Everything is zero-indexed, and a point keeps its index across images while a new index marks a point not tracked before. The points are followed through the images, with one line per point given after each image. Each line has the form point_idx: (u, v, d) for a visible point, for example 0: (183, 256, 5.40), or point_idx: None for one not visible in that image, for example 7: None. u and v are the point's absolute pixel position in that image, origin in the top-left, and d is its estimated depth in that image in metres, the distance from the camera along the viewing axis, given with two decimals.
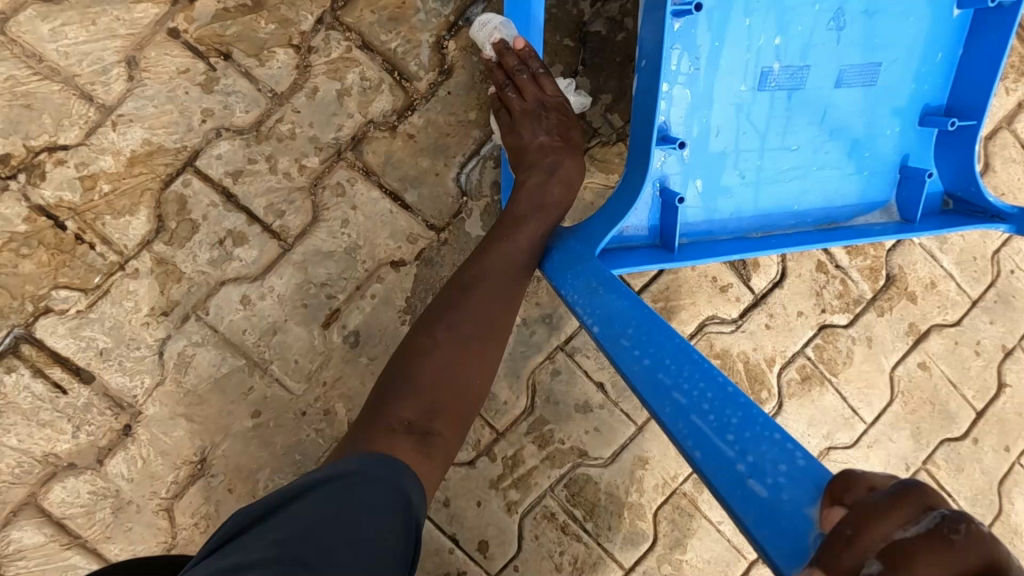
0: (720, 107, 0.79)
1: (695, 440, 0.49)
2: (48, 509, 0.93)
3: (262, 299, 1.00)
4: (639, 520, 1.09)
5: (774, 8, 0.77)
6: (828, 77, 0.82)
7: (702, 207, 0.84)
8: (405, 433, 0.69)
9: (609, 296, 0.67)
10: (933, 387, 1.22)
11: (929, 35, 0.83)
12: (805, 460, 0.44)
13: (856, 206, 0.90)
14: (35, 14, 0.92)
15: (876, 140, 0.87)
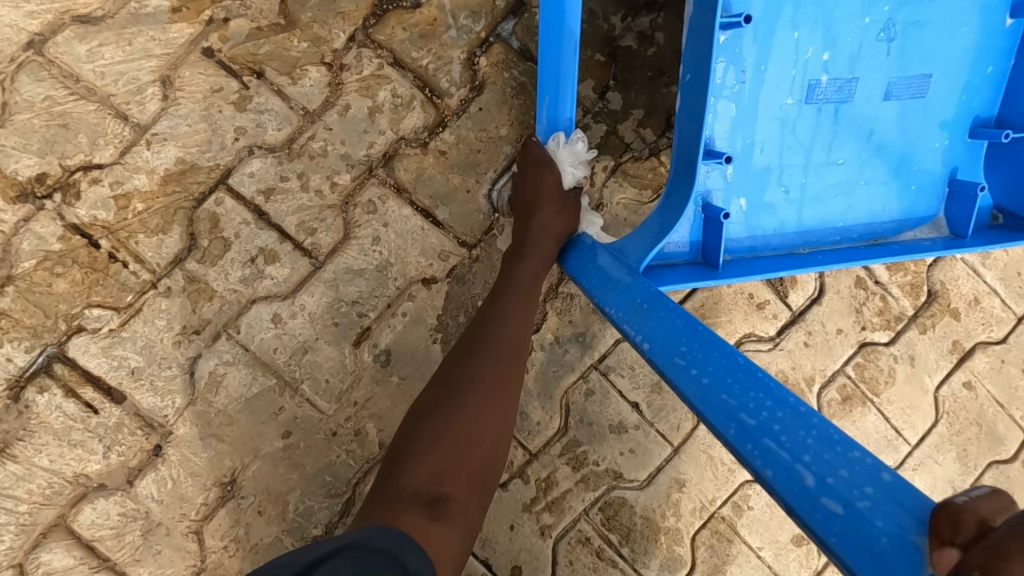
0: (766, 121, 0.77)
1: (766, 460, 0.42)
2: (77, 531, 0.92)
3: (293, 318, 0.98)
4: (676, 546, 1.05)
5: (821, 21, 0.75)
6: (876, 90, 0.79)
7: (744, 224, 0.81)
8: (414, 504, 0.66)
9: (653, 317, 0.63)
10: (979, 407, 1.18)
11: (982, 46, 0.81)
12: (891, 478, 0.38)
13: (903, 221, 0.87)
14: (72, 36, 0.93)
15: (924, 153, 0.84)
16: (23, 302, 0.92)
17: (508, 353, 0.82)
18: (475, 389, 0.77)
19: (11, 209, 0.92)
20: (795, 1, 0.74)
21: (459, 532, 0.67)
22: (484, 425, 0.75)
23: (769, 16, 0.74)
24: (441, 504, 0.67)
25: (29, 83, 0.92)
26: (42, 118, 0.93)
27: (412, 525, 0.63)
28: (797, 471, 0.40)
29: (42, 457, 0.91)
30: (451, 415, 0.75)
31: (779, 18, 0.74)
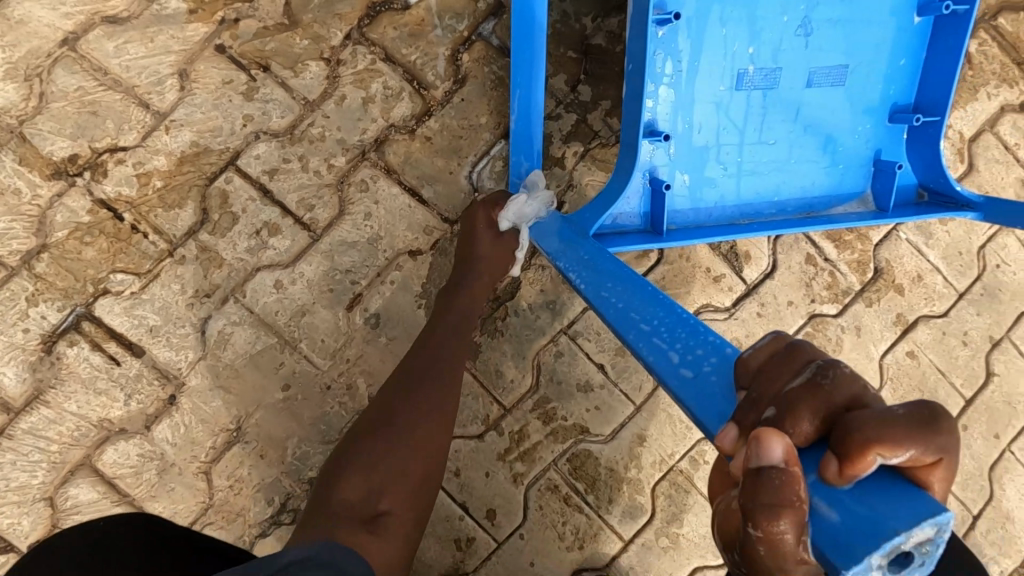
0: (702, 106, 0.89)
1: (649, 348, 0.52)
2: (101, 469, 1.04)
3: (293, 284, 1.11)
4: (637, 495, 1.16)
5: (747, 19, 0.87)
6: (799, 78, 0.91)
7: (687, 196, 0.93)
8: (352, 521, 0.75)
9: (593, 265, 0.74)
10: (921, 374, 1.29)
11: (894, 40, 0.92)
12: (732, 352, 0.47)
13: (834, 196, 0.98)
14: (102, 34, 1.06)
15: (849, 135, 0.96)
16: (56, 267, 1.05)
17: (442, 379, 0.90)
18: (414, 417, 0.85)
19: (47, 185, 1.05)
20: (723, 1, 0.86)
21: (396, 543, 0.77)
22: (423, 445, 0.84)
23: (700, 14, 0.86)
24: (381, 518, 0.77)
25: (64, 75, 1.05)
26: (74, 106, 1.06)
27: (352, 540, 0.72)
28: (666, 354, 0.50)
29: (71, 403, 1.03)
30: (394, 435, 0.83)
31: (709, 15, 0.86)
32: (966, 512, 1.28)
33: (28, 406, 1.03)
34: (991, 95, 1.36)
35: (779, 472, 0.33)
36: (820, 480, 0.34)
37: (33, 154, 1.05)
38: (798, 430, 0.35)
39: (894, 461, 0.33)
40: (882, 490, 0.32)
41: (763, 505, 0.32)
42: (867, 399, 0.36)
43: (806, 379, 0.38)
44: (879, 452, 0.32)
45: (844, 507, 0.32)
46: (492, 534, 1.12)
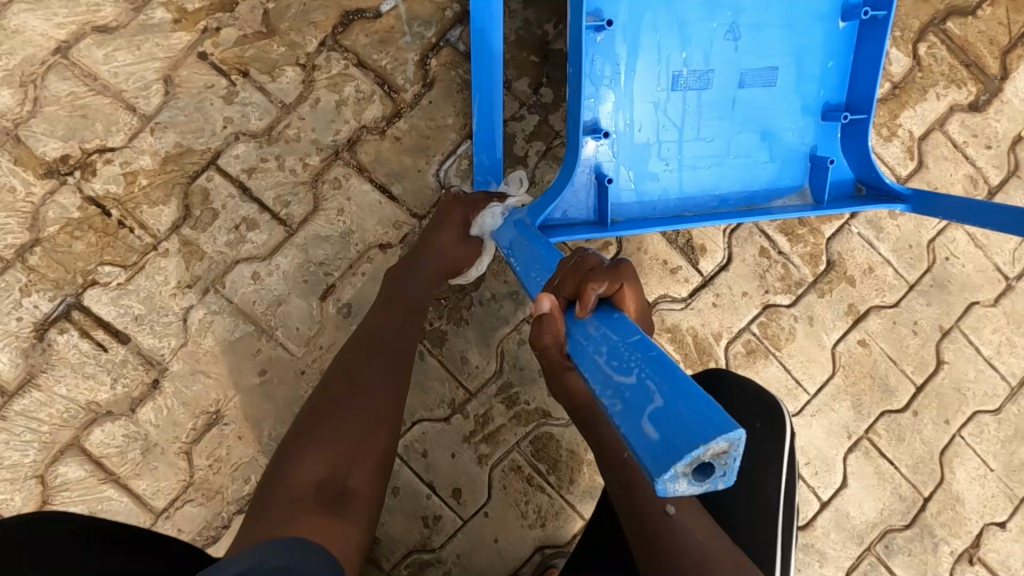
0: (640, 106, 0.96)
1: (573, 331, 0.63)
2: (88, 449, 1.11)
3: (269, 275, 1.18)
4: (597, 475, 1.22)
5: (679, 26, 0.94)
6: (732, 79, 0.97)
7: (632, 190, 0.99)
8: (315, 505, 0.78)
9: (529, 250, 0.86)
10: (873, 362, 1.34)
11: (821, 43, 0.98)
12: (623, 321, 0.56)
13: (773, 190, 1.05)
14: (92, 43, 1.14)
15: (784, 133, 1.02)
16: (47, 260, 1.12)
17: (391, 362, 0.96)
18: (367, 398, 0.90)
19: (40, 184, 1.13)
20: (655, 9, 0.93)
21: (361, 521, 0.81)
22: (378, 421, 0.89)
23: (634, 21, 0.92)
24: (345, 497, 0.81)
25: (56, 82, 1.13)
26: (66, 110, 1.13)
27: (315, 524, 0.75)
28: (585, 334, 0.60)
29: (61, 386, 1.11)
30: (346, 413, 0.88)
31: (642, 23, 0.93)
32: (918, 494, 1.33)
33: (21, 389, 1.10)
34: (940, 95, 1.42)
35: (547, 315, 0.65)
36: (574, 319, 0.63)
37: (27, 155, 1.12)
38: (561, 298, 0.66)
39: (603, 291, 0.63)
40: (690, 402, 0.40)
41: (539, 329, 0.66)
42: (605, 266, 0.65)
43: (567, 270, 0.68)
44: (589, 290, 0.63)
45: (660, 424, 0.39)
46: (458, 512, 1.18)
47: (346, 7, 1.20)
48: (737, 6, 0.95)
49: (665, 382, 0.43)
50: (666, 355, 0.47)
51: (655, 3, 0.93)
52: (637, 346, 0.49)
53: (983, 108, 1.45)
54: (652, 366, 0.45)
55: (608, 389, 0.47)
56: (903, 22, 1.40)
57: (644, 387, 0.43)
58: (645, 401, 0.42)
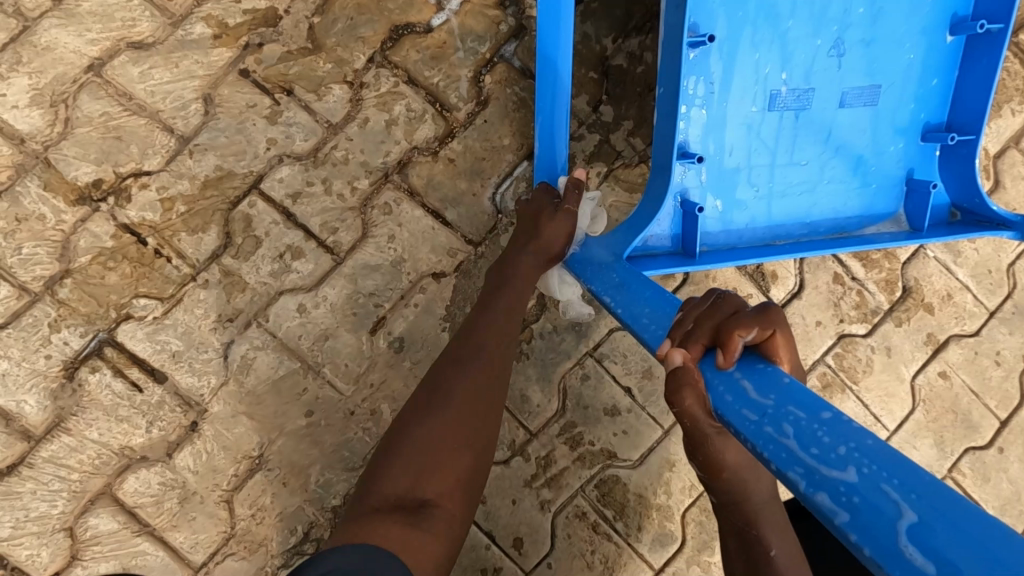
0: (733, 129, 0.90)
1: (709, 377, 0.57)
2: (121, 498, 1.03)
3: (316, 308, 1.10)
4: (667, 522, 1.14)
5: (778, 42, 0.89)
6: (831, 100, 0.92)
7: (719, 218, 0.93)
8: (392, 511, 0.68)
9: (629, 289, 0.76)
10: (954, 396, 1.26)
11: (925, 61, 0.93)
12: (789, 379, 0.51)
13: (865, 216, 0.97)
14: (127, 60, 1.06)
15: (879, 155, 0.95)
16: (79, 293, 1.04)
17: (492, 369, 0.83)
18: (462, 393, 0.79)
19: (71, 211, 1.05)
20: (755, 24, 0.88)
21: (439, 542, 0.68)
22: (474, 420, 0.78)
23: (731, 38, 0.88)
24: (424, 510, 0.69)
25: (89, 101, 1.06)
26: (99, 131, 1.06)
27: (391, 532, 0.65)
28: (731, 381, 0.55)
29: (92, 431, 1.02)
30: (441, 421, 0.76)
31: (741, 39, 0.88)
32: None
33: (49, 434, 1.02)
34: (1015, 111, 1.34)
35: (680, 368, 0.59)
36: (714, 369, 0.57)
37: (57, 179, 1.04)
38: (694, 349, 0.59)
39: (749, 337, 0.57)
40: (956, 522, 0.34)
41: (675, 387, 0.59)
42: (740, 309, 0.60)
43: (698, 310, 0.62)
44: (735, 338, 0.57)
45: (928, 552, 0.34)
46: (520, 563, 1.09)
47: (396, 21, 1.13)
48: (840, 20, 0.90)
49: (907, 489, 0.37)
50: (884, 444, 0.41)
51: (755, 17, 0.88)
52: (834, 428, 0.43)
53: None
54: (875, 462, 0.40)
55: (817, 487, 0.42)
56: None
57: (877, 492, 0.38)
58: (891, 515, 0.37)
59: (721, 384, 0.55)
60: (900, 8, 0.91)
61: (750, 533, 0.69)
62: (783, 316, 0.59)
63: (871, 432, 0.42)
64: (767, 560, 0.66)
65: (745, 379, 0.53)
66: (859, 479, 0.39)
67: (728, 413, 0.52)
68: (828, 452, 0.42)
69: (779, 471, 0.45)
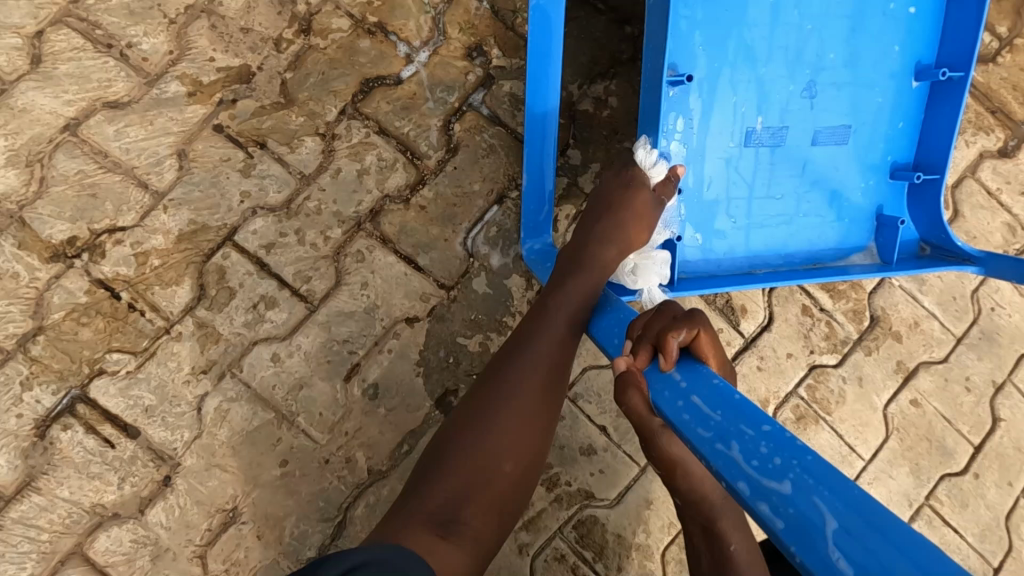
0: (712, 162, 0.98)
1: (669, 392, 0.62)
2: (92, 558, 1.02)
3: (290, 356, 1.11)
4: (647, 561, 1.13)
5: (755, 84, 0.98)
6: (805, 137, 1.00)
7: (698, 247, 1.00)
8: (424, 524, 0.69)
9: (606, 311, 0.81)
10: (927, 423, 1.27)
11: (893, 105, 1.01)
12: (738, 396, 0.57)
13: (837, 248, 1.03)
14: (103, 119, 1.09)
15: (852, 191, 1.02)
16: (52, 349, 1.04)
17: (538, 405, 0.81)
18: (516, 398, 0.80)
19: (45, 268, 1.06)
20: (733, 67, 0.97)
21: (468, 557, 0.70)
22: (522, 432, 0.79)
23: (710, 78, 0.97)
24: (459, 525, 0.71)
25: (65, 160, 1.08)
26: (74, 189, 1.08)
27: (420, 543, 0.66)
28: (686, 396, 0.60)
29: (63, 489, 1.02)
30: (499, 422, 0.78)
31: (719, 79, 0.97)
32: (987, 566, 1.26)
33: (19, 494, 1.01)
34: (969, 143, 1.40)
35: (625, 374, 0.67)
36: (658, 372, 0.66)
37: (32, 238, 1.06)
38: (639, 357, 0.68)
39: (681, 337, 0.66)
40: (873, 529, 0.41)
41: (621, 388, 0.67)
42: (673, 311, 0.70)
43: (645, 318, 0.71)
44: (670, 340, 0.66)
45: (851, 555, 0.40)
46: None
47: (367, 74, 1.17)
48: (814, 63, 0.98)
49: (835, 501, 0.44)
50: (821, 460, 0.48)
51: (734, 61, 0.97)
52: (777, 441, 0.50)
53: (1013, 153, 1.42)
54: (809, 474, 0.46)
55: (760, 496, 0.48)
56: None
57: (809, 502, 0.45)
58: (819, 521, 0.43)
59: (662, 386, 0.63)
60: (869, 54, 0.99)
61: (712, 530, 0.69)
62: (709, 320, 0.69)
63: (809, 449, 0.49)
64: (728, 556, 0.67)
65: (695, 395, 0.59)
66: (794, 492, 0.46)
67: (684, 428, 0.57)
68: (769, 464, 0.49)
69: (725, 479, 0.51)
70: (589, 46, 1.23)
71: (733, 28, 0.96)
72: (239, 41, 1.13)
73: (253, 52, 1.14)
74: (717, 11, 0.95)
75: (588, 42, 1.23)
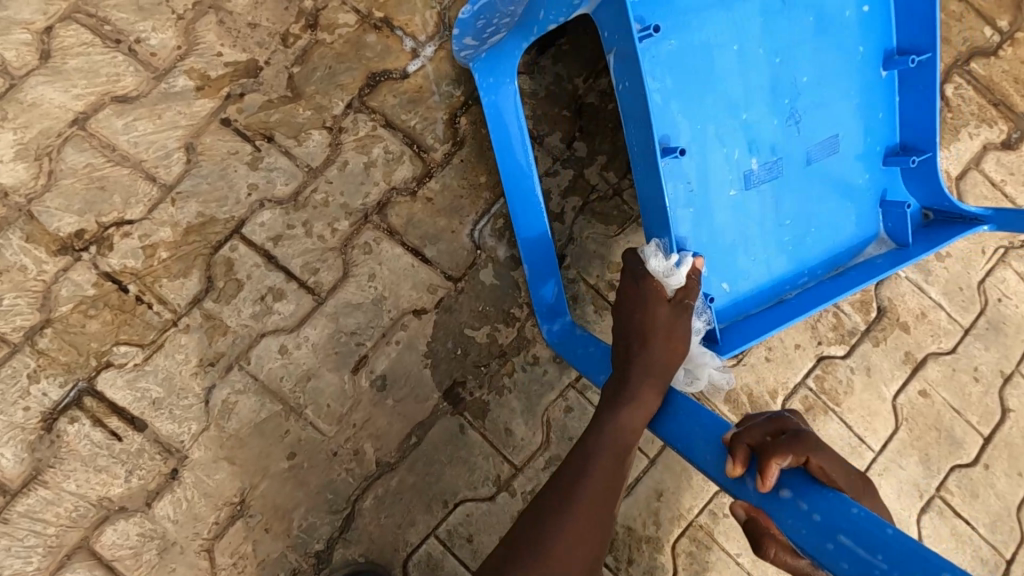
0: (721, 214, 0.97)
1: (806, 529, 0.59)
2: (99, 552, 1.01)
3: (298, 348, 1.10)
4: (658, 554, 1.12)
5: (741, 126, 0.97)
6: (800, 160, 1.00)
7: (726, 294, 0.99)
8: None
9: (679, 417, 0.79)
10: (936, 413, 1.27)
11: (867, 101, 1.02)
12: (891, 530, 0.54)
13: (854, 246, 1.05)
14: (111, 113, 1.09)
15: (854, 188, 1.03)
16: (59, 342, 1.04)
17: (596, 525, 0.77)
18: (575, 517, 0.76)
19: (53, 261, 1.05)
20: (716, 119, 0.95)
21: None
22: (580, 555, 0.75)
23: (697, 135, 0.95)
24: None
25: (74, 154, 1.08)
26: (83, 183, 1.08)
27: None
28: (830, 539, 0.56)
29: (70, 482, 1.01)
30: (557, 541, 0.74)
31: (707, 133, 0.95)
32: (999, 556, 1.25)
33: (25, 487, 1.00)
34: (972, 134, 1.40)
35: (750, 520, 0.64)
36: (782, 503, 0.63)
37: (40, 231, 1.06)
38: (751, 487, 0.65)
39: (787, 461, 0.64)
40: None
41: (755, 538, 0.63)
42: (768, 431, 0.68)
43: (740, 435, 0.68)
44: (775, 466, 0.64)
45: None
46: None
47: (373, 68, 1.18)
48: (789, 91, 0.98)
49: None
50: None
51: (715, 113, 0.95)
52: None
53: (1016, 145, 1.43)
54: None
55: None
56: None
57: None
58: None
59: (796, 525, 0.60)
60: (835, 64, 1.00)
61: None
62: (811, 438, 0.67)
63: None
64: None
65: (843, 536, 0.56)
66: None
67: None
68: None
69: None
70: (593, 41, 1.24)
71: (705, 84, 0.94)
72: (247, 36, 1.14)
73: (261, 47, 1.14)
74: (684, 75, 0.93)
75: (593, 37, 1.24)
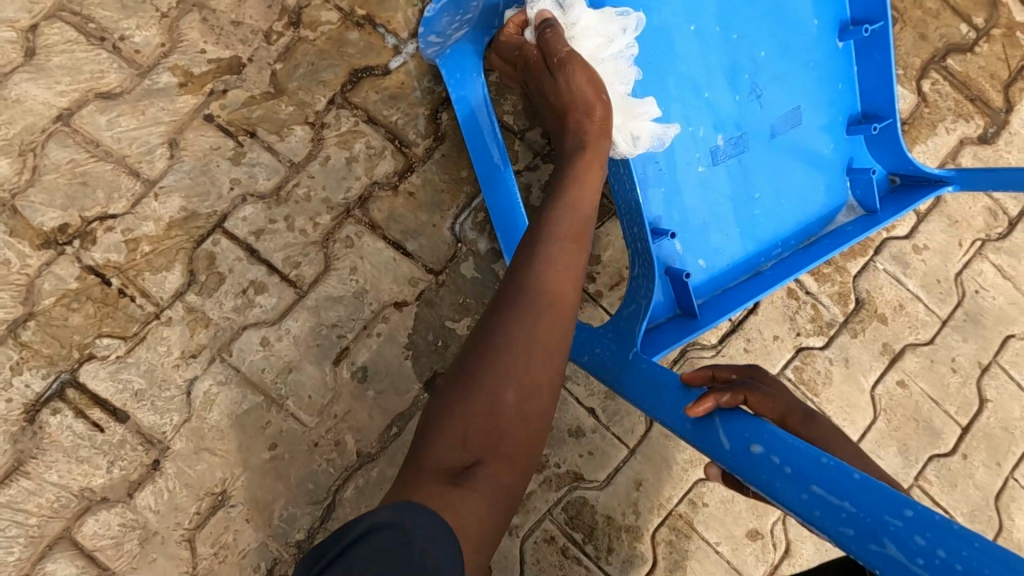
0: (690, 191, 0.99)
1: (777, 479, 0.60)
2: (80, 542, 1.02)
3: (279, 340, 1.11)
4: (637, 542, 1.13)
5: (705, 106, 0.99)
6: (766, 135, 1.02)
7: (702, 269, 1.00)
8: (434, 479, 0.63)
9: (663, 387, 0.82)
10: (914, 404, 1.28)
11: (826, 74, 1.06)
12: (857, 473, 0.55)
13: (826, 214, 1.08)
14: (95, 109, 1.11)
15: (823, 158, 1.07)
16: (42, 335, 1.05)
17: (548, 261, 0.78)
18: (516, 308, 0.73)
19: (36, 255, 1.07)
20: (680, 100, 0.98)
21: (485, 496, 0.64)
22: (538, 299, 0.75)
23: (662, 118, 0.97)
24: (472, 469, 0.65)
25: (57, 149, 1.09)
26: (66, 177, 1.09)
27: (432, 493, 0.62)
28: (801, 487, 0.57)
29: (52, 473, 1.02)
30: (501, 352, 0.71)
31: (671, 115, 0.98)
32: None
33: (7, 478, 1.01)
34: (950, 129, 1.42)
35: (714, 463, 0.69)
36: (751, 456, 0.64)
37: (24, 225, 1.07)
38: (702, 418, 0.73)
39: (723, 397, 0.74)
40: None
41: None
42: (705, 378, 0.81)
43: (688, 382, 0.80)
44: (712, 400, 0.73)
45: None
46: None
47: (355, 65, 1.19)
48: (750, 68, 1.01)
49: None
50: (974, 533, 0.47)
51: (678, 94, 0.98)
52: (928, 527, 0.48)
53: (993, 140, 1.44)
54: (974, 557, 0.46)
55: None
56: (905, 61, 1.41)
57: None
58: None
59: (767, 476, 0.61)
60: (793, 40, 1.03)
61: None
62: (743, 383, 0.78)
63: (961, 527, 0.48)
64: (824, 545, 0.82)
65: (813, 484, 0.57)
66: None
67: (821, 528, 0.55)
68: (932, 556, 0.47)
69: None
70: None
71: (665, 68, 0.97)
72: (230, 33, 1.15)
73: (244, 44, 1.16)
74: (644, 60, 0.96)
75: None
